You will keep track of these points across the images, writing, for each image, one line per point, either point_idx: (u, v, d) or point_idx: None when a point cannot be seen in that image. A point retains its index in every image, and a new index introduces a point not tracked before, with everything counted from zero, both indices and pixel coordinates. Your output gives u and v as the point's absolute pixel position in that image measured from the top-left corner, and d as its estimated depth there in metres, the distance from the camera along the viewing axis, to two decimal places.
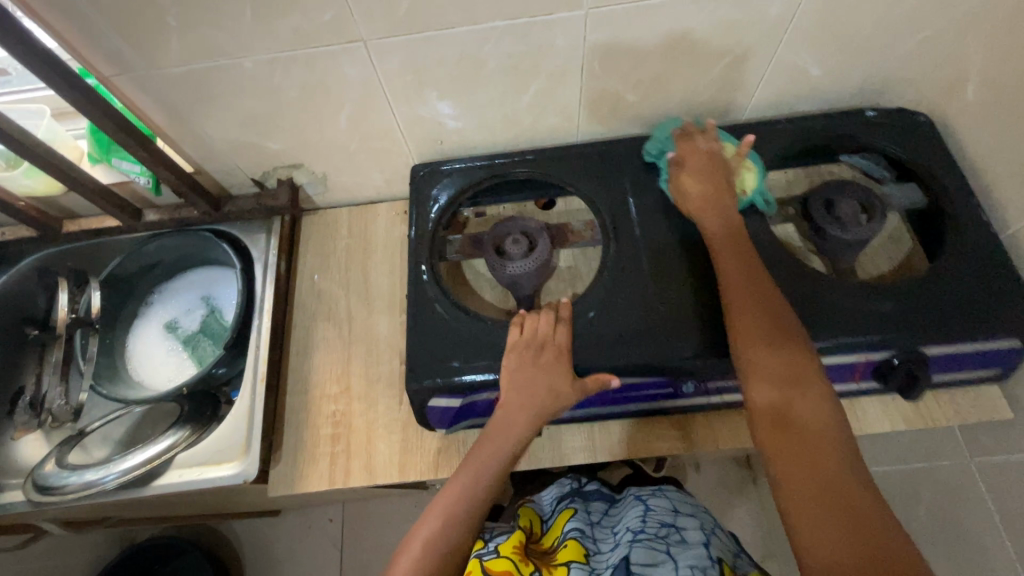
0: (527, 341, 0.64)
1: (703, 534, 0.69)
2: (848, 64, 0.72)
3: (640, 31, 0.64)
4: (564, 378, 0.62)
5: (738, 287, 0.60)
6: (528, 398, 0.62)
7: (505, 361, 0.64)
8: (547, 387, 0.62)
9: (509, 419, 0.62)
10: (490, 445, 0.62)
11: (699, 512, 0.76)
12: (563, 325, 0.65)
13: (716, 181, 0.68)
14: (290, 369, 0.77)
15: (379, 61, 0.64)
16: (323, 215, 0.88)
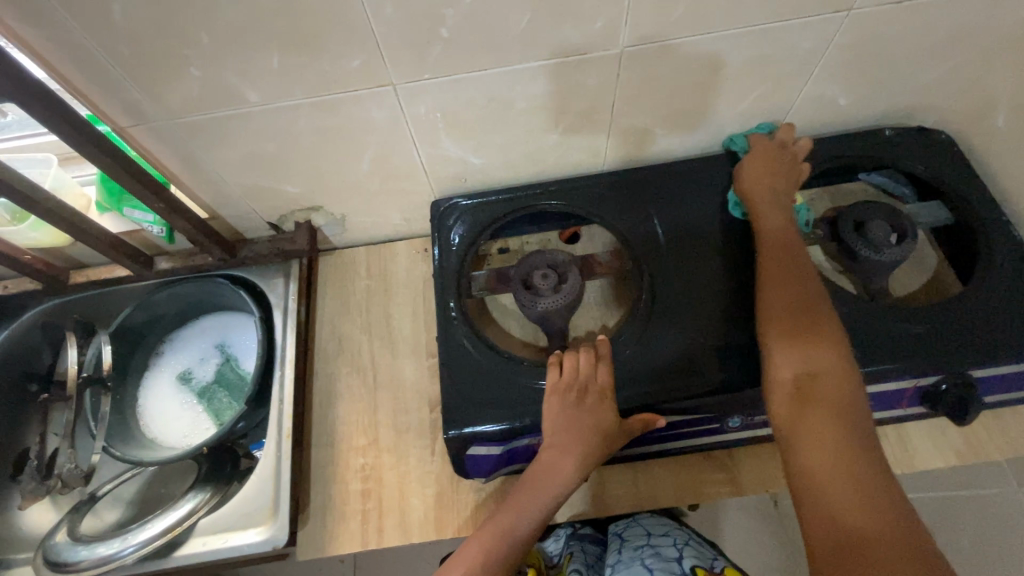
0: (569, 383, 0.60)
1: (677, 548, 0.72)
2: (874, 94, 0.72)
3: (674, 67, 0.63)
4: (611, 423, 0.59)
5: (782, 252, 0.62)
6: (572, 443, 0.58)
7: (546, 406, 0.60)
8: (592, 433, 0.58)
9: (551, 467, 0.59)
10: (531, 495, 0.58)
11: (676, 530, 0.79)
12: (603, 363, 0.62)
13: (781, 187, 0.68)
14: (313, 420, 0.74)
15: (407, 105, 0.62)
16: (340, 255, 0.86)
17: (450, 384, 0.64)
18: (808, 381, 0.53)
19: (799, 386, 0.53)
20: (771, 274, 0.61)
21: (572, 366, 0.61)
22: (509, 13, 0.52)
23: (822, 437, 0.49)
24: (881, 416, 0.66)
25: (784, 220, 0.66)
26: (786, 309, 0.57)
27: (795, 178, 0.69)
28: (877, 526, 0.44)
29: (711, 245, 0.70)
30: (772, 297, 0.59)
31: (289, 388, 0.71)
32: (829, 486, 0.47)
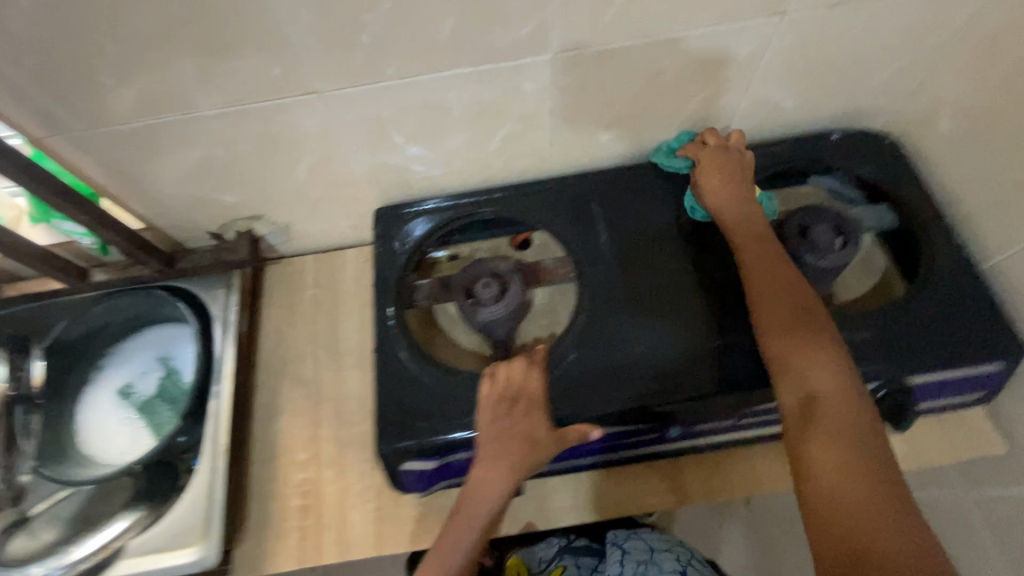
0: (502, 392, 0.59)
1: (680, 565, 0.74)
2: (821, 98, 0.71)
3: (611, 73, 0.61)
4: (543, 431, 0.58)
5: (755, 244, 0.63)
6: (505, 453, 0.57)
7: (479, 412, 0.59)
8: (524, 440, 0.57)
9: (485, 478, 0.57)
10: (467, 509, 0.57)
11: (677, 548, 0.78)
12: (537, 370, 0.61)
13: (741, 193, 0.66)
14: (253, 435, 0.72)
15: (337, 112, 0.60)
16: (287, 264, 0.84)
17: (386, 398, 0.62)
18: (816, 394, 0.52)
19: (802, 401, 0.52)
20: (760, 285, 0.60)
21: (506, 374, 0.60)
22: (429, 20, 0.51)
23: (839, 455, 0.48)
24: None
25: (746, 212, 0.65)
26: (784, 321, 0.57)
27: (740, 169, 0.68)
28: (888, 536, 0.44)
29: (654, 253, 0.69)
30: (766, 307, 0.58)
31: (225, 402, 0.70)
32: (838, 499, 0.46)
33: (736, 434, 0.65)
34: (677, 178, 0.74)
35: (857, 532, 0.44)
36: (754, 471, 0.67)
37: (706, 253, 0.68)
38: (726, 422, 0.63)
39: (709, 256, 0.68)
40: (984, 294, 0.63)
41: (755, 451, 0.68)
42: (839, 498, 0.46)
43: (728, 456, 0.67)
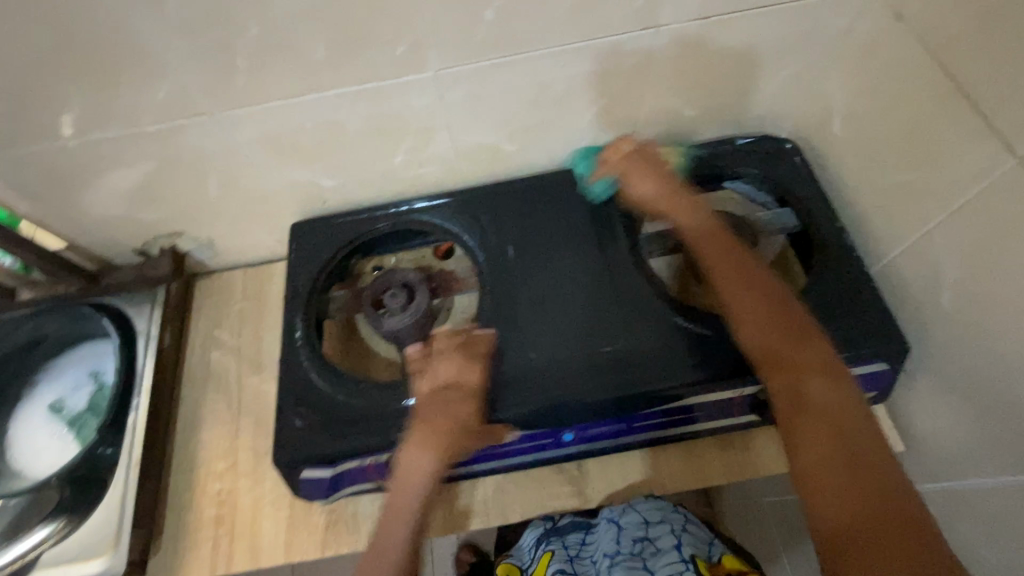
0: (441, 374, 0.62)
1: (675, 535, 0.71)
2: (718, 105, 0.73)
3: (498, 87, 0.63)
4: (475, 422, 0.60)
5: (718, 243, 0.63)
6: (442, 433, 0.59)
7: (420, 403, 0.61)
8: (451, 432, 0.59)
9: (410, 486, 0.59)
10: (389, 522, 0.59)
11: (670, 513, 0.74)
12: (471, 349, 0.64)
13: (665, 183, 0.67)
14: (174, 446, 0.74)
15: (231, 132, 0.62)
16: (217, 277, 0.86)
17: (289, 407, 0.64)
18: (801, 390, 0.54)
19: (793, 391, 0.54)
20: (728, 284, 0.60)
21: (441, 366, 0.62)
22: (303, 41, 0.54)
23: (830, 445, 0.51)
24: (716, 424, 0.66)
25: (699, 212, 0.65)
26: (764, 315, 0.58)
27: (664, 166, 0.69)
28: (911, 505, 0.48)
29: (556, 259, 0.71)
30: (744, 308, 0.59)
31: (142, 416, 0.72)
32: (835, 473, 0.50)
33: (631, 438, 0.67)
34: (583, 188, 0.75)
35: (888, 503, 0.48)
36: (655, 473, 0.68)
37: (606, 260, 0.70)
38: (616, 426, 0.65)
39: (608, 264, 0.70)
40: (875, 292, 0.64)
41: (656, 453, 0.69)
42: (838, 483, 0.50)
43: (630, 458, 0.69)
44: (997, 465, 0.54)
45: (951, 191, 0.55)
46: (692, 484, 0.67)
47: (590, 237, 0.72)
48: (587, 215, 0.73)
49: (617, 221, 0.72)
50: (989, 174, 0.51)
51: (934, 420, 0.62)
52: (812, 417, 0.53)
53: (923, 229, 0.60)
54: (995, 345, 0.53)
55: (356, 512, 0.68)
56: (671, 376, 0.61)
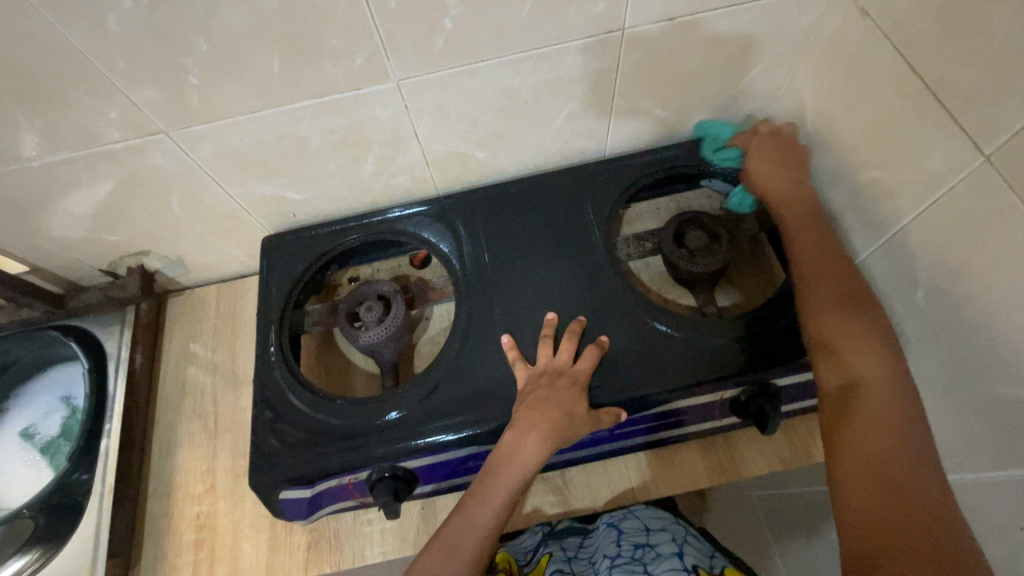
0: (541, 370, 0.61)
1: (677, 545, 0.64)
2: (691, 105, 0.72)
3: (463, 95, 0.62)
4: (580, 409, 0.58)
5: (805, 227, 0.65)
6: (546, 423, 0.57)
7: (524, 391, 0.60)
8: (563, 416, 0.57)
9: (497, 478, 0.56)
10: (468, 508, 0.55)
11: (671, 525, 0.71)
12: (563, 345, 0.62)
13: (784, 167, 0.69)
14: (150, 471, 0.73)
15: (190, 150, 0.61)
16: (189, 295, 0.84)
17: (263, 428, 0.63)
18: (859, 379, 0.53)
19: (850, 379, 0.53)
20: (808, 270, 0.62)
21: (554, 356, 0.62)
22: (255, 57, 0.53)
23: (880, 436, 0.49)
24: (697, 427, 0.65)
25: (796, 186, 0.68)
26: (853, 323, 0.56)
27: (798, 155, 0.70)
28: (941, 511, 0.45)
29: (531, 264, 0.70)
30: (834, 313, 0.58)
31: (116, 441, 0.70)
32: (871, 476, 0.48)
33: (615, 444, 0.65)
34: (558, 192, 0.74)
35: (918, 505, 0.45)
36: (640, 479, 0.67)
37: (584, 266, 0.69)
38: (602, 435, 0.63)
39: (586, 269, 0.69)
40: None
41: (638, 459, 0.68)
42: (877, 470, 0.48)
43: (613, 465, 0.68)
44: (976, 462, 0.54)
45: (921, 188, 0.55)
46: (679, 488, 0.67)
47: (566, 241, 0.71)
48: (563, 220, 0.72)
49: (593, 225, 0.71)
50: (955, 172, 0.51)
51: None
52: (869, 428, 0.50)
53: (897, 226, 0.59)
54: (971, 341, 0.53)
55: (338, 531, 0.67)
56: (648, 382, 0.61)
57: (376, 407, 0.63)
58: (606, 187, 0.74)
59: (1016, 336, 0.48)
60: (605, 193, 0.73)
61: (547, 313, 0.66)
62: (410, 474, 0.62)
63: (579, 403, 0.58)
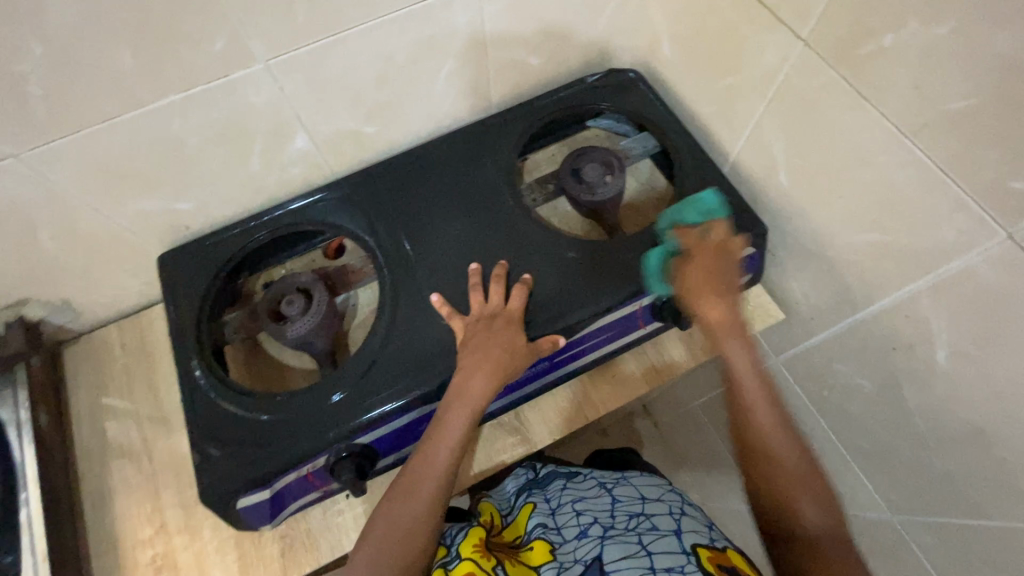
0: (476, 317, 0.63)
1: (675, 518, 0.63)
2: (559, 50, 0.76)
3: (338, 68, 0.62)
4: (521, 341, 0.62)
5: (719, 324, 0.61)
6: (485, 362, 0.60)
7: (464, 338, 0.62)
8: (503, 353, 0.60)
9: (429, 457, 0.58)
10: (421, 458, 0.58)
11: (668, 494, 0.69)
12: (492, 289, 0.65)
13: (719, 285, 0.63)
14: (86, 531, 0.67)
15: (50, 171, 0.57)
16: (87, 339, 0.77)
17: (205, 444, 0.60)
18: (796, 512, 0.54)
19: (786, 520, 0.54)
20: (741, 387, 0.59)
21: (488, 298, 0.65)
22: (104, 53, 0.50)
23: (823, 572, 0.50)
24: (628, 340, 0.71)
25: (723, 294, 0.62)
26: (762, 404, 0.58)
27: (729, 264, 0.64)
28: None
29: (443, 225, 0.71)
30: (738, 362, 0.60)
31: (39, 510, 0.63)
32: None
33: (556, 373, 0.70)
34: (456, 154, 0.76)
35: None
36: (586, 399, 0.72)
37: (495, 217, 0.71)
38: (543, 367, 0.67)
39: (496, 220, 0.71)
40: (728, 187, 0.71)
41: (583, 384, 0.73)
42: None
43: (561, 395, 0.73)
44: (852, 303, 0.65)
45: (762, 83, 0.63)
46: (620, 400, 0.72)
47: (473, 196, 0.73)
48: (467, 178, 0.74)
49: (495, 178, 0.74)
50: (785, 61, 0.59)
51: (801, 286, 0.71)
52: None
53: (753, 121, 0.67)
54: (825, 204, 0.62)
55: (309, 530, 0.66)
56: (573, 306, 0.65)
57: (319, 393, 0.62)
58: (499, 140, 0.76)
59: (855, 186, 0.57)
60: (501, 145, 0.76)
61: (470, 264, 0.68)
62: (367, 449, 0.62)
63: (518, 335, 0.62)
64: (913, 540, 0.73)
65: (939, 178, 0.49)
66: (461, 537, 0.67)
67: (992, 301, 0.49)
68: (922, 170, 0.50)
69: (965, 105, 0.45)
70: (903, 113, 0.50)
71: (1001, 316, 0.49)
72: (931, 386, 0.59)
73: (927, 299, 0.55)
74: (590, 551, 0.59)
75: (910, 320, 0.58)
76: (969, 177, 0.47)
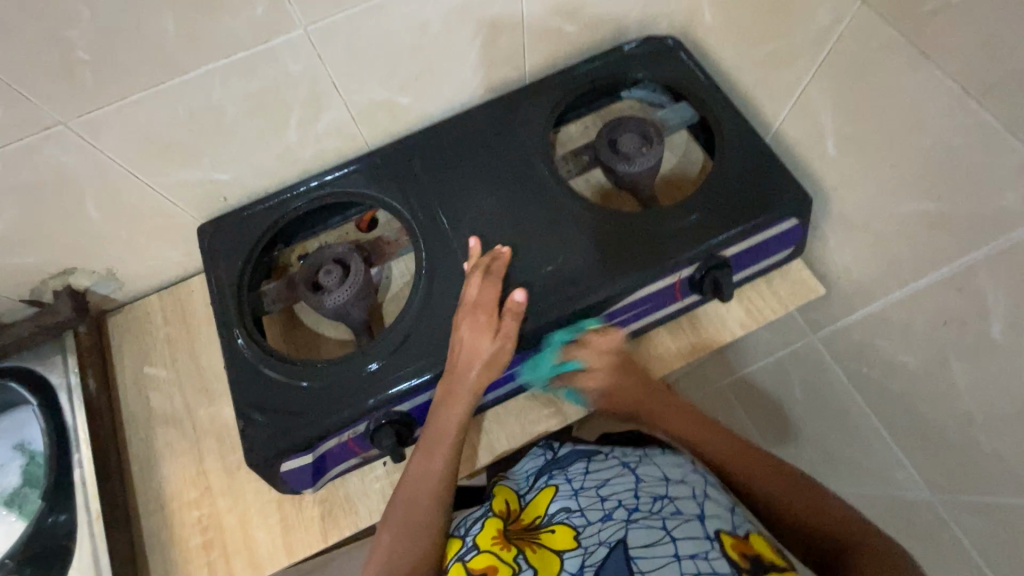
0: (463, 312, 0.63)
1: (698, 502, 0.59)
2: (596, 17, 0.74)
3: (374, 35, 0.61)
4: (499, 339, 0.61)
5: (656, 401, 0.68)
6: (462, 370, 0.60)
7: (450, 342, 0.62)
8: (480, 356, 0.60)
9: (419, 480, 0.61)
10: (415, 466, 0.61)
11: (691, 473, 0.65)
12: (476, 281, 0.63)
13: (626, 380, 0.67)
14: (136, 492, 0.70)
15: (95, 140, 0.58)
16: (130, 310, 0.79)
17: (249, 410, 0.61)
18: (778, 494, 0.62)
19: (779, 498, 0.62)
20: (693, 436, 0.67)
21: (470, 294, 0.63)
22: (146, 19, 0.50)
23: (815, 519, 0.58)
24: (662, 313, 0.70)
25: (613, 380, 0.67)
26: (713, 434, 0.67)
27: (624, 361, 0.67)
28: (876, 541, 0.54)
29: (478, 196, 0.70)
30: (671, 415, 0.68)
31: (90, 470, 0.66)
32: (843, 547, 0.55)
33: None
34: (489, 126, 0.75)
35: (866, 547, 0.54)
36: None
37: (531, 189, 0.70)
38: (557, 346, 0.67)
39: (530, 191, 0.70)
40: (772, 158, 0.68)
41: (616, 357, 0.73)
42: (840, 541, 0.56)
43: None
44: (900, 277, 0.63)
45: (812, 47, 0.60)
46: (654, 374, 0.72)
47: (507, 167, 0.72)
48: (501, 150, 0.73)
49: (530, 150, 0.73)
50: (839, 22, 0.56)
51: (844, 258, 0.69)
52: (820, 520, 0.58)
53: (800, 88, 0.64)
54: (877, 174, 0.59)
55: (348, 495, 0.67)
56: (610, 278, 0.64)
57: (358, 361, 0.63)
58: (534, 111, 0.75)
59: (910, 153, 0.55)
60: (535, 116, 0.75)
61: (506, 235, 0.68)
62: (405, 416, 0.63)
63: (491, 340, 0.60)
64: (953, 519, 0.72)
65: (1006, 142, 0.46)
66: (478, 528, 0.63)
67: None
68: (987, 135, 0.48)
69: None
70: (968, 73, 0.47)
71: None
72: (982, 362, 0.57)
73: (985, 269, 0.53)
74: (615, 534, 0.55)
75: (963, 293, 0.56)
76: None
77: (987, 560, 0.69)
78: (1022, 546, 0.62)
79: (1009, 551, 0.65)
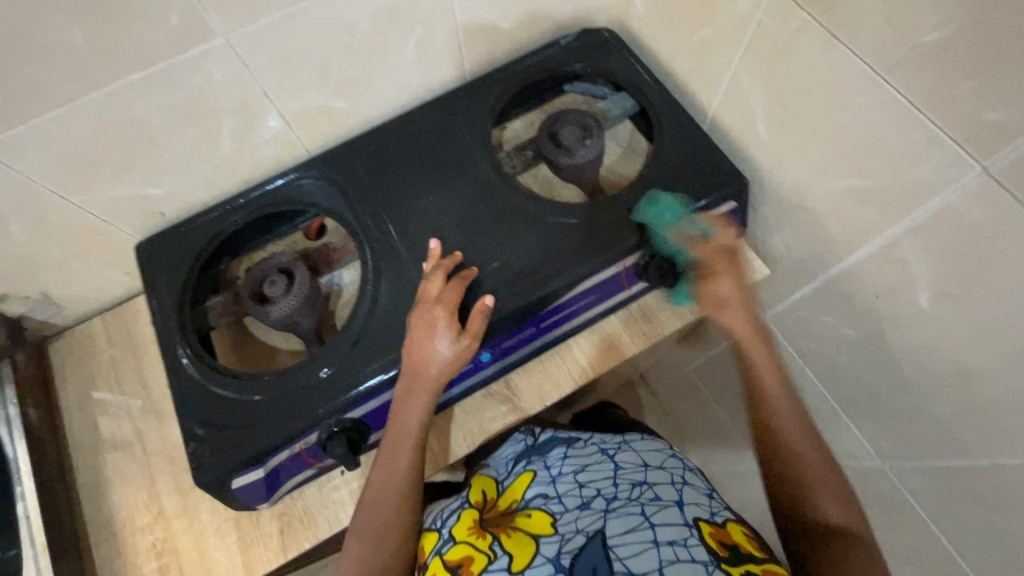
0: (417, 307, 0.62)
1: (676, 489, 0.59)
2: (530, 13, 0.74)
3: (302, 39, 0.60)
4: (454, 334, 0.60)
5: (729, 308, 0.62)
6: (419, 367, 0.60)
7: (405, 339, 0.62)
8: (438, 351, 0.60)
9: (384, 481, 0.60)
10: (379, 469, 0.61)
11: (669, 461, 0.65)
12: (432, 275, 0.63)
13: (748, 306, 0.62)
14: (85, 521, 0.68)
15: (14, 159, 0.56)
16: (71, 335, 0.77)
17: (196, 429, 0.60)
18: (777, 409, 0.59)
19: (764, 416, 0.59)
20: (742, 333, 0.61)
21: (424, 290, 0.63)
22: (52, 31, 0.49)
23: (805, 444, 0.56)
24: (610, 301, 0.71)
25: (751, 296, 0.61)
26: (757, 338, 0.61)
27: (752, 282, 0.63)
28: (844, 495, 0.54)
29: (423, 196, 0.70)
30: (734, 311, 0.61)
31: (33, 503, 0.64)
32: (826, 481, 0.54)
33: (543, 339, 0.70)
34: (431, 126, 0.74)
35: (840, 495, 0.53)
36: (578, 363, 0.72)
37: (474, 186, 0.70)
38: (513, 341, 0.67)
39: (474, 189, 0.70)
40: (708, 144, 0.70)
41: (571, 348, 0.73)
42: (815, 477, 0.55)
43: (551, 359, 0.73)
44: (836, 253, 0.64)
45: (737, 33, 0.62)
46: (612, 360, 0.73)
47: (451, 165, 0.72)
48: (443, 149, 0.73)
49: (472, 148, 0.73)
50: (758, 7, 0.58)
51: (784, 239, 0.71)
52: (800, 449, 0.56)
53: (730, 74, 0.66)
54: (806, 154, 0.61)
55: (305, 508, 0.66)
56: (558, 270, 0.64)
57: (308, 370, 0.62)
58: (474, 108, 0.75)
59: (832, 131, 0.56)
60: (477, 113, 0.75)
61: (451, 235, 0.68)
62: (359, 423, 0.63)
63: (445, 338, 0.60)
64: (905, 485, 0.74)
65: (916, 116, 0.48)
66: (455, 519, 0.63)
67: (971, 237, 0.49)
68: (898, 110, 0.49)
69: (940, 36, 0.44)
70: (875, 52, 0.49)
71: (980, 253, 0.49)
72: (914, 331, 0.59)
73: (908, 241, 0.55)
74: (593, 523, 0.54)
75: (892, 265, 0.58)
76: (943, 112, 0.46)
77: (937, 522, 0.72)
78: (966, 504, 0.65)
79: (955, 510, 0.67)
